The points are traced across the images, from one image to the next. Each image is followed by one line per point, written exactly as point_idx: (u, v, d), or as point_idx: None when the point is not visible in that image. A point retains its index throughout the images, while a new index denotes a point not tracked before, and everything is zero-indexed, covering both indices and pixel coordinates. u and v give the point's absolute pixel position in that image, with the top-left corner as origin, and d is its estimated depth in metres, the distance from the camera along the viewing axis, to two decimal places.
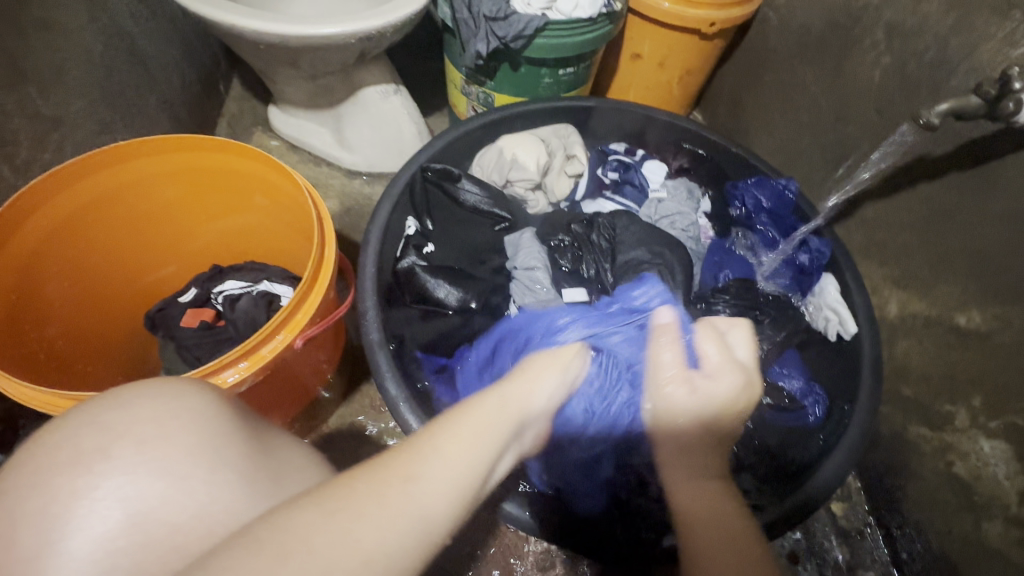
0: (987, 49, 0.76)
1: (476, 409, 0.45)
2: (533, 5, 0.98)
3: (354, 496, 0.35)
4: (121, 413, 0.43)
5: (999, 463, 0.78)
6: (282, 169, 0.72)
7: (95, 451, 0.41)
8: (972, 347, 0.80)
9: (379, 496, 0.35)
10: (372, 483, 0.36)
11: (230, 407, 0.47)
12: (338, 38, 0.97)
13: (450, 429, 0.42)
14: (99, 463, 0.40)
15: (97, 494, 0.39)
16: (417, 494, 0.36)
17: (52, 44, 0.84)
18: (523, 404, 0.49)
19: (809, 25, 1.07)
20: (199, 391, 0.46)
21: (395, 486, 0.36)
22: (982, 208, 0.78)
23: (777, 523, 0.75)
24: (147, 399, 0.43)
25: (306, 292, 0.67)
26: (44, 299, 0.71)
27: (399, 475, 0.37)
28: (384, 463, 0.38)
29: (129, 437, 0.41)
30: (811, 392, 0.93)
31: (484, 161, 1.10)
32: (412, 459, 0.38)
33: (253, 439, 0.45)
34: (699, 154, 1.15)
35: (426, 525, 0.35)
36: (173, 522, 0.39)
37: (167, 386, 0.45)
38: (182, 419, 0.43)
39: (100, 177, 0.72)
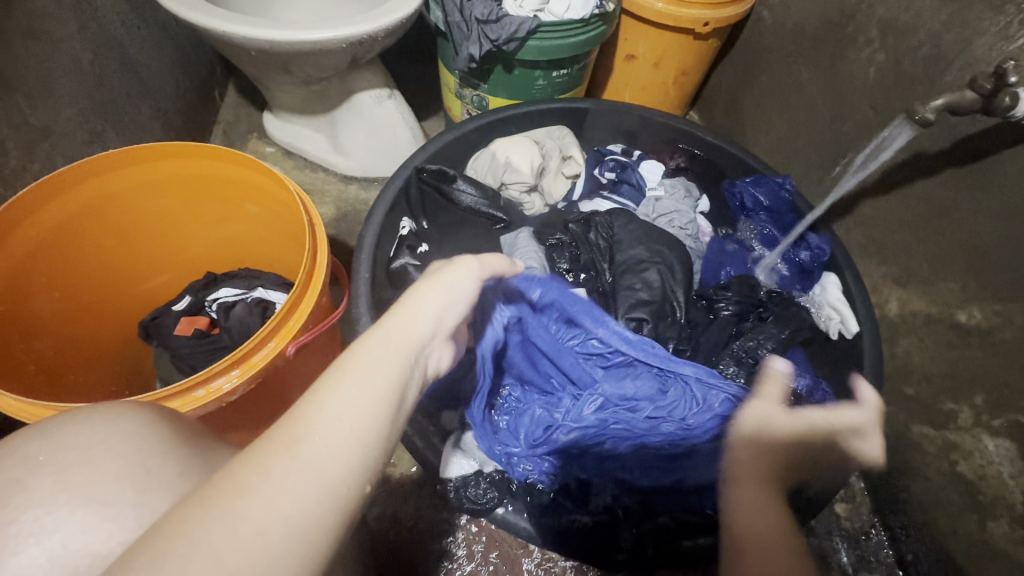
0: (982, 44, 0.75)
1: (364, 342, 0.39)
2: (525, 8, 0.99)
3: (231, 482, 0.30)
4: (52, 440, 0.39)
5: (1003, 462, 0.76)
6: (273, 175, 0.71)
7: (17, 483, 0.37)
8: (973, 345, 0.79)
9: (261, 468, 0.31)
10: (254, 460, 0.31)
11: (171, 422, 0.42)
12: (330, 43, 0.97)
13: (336, 374, 0.37)
14: (16, 496, 0.36)
15: (13, 531, 0.35)
16: (308, 453, 0.32)
17: (41, 53, 0.83)
18: (412, 329, 0.43)
19: (803, 24, 1.07)
20: (131, 410, 0.41)
21: (279, 457, 0.31)
22: (981, 204, 0.77)
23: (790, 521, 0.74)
24: (59, 429, 0.40)
25: (298, 299, 0.66)
26: (33, 310, 0.71)
27: (282, 442, 0.32)
28: (266, 435, 0.33)
29: (48, 467, 0.38)
30: (818, 389, 0.89)
31: (477, 163, 1.09)
32: (297, 420, 0.34)
33: (196, 455, 0.41)
34: (695, 153, 1.15)
35: (326, 481, 0.32)
36: (97, 552, 0.35)
37: (109, 409, 0.42)
38: (110, 442, 0.39)
39: (89, 186, 0.71)
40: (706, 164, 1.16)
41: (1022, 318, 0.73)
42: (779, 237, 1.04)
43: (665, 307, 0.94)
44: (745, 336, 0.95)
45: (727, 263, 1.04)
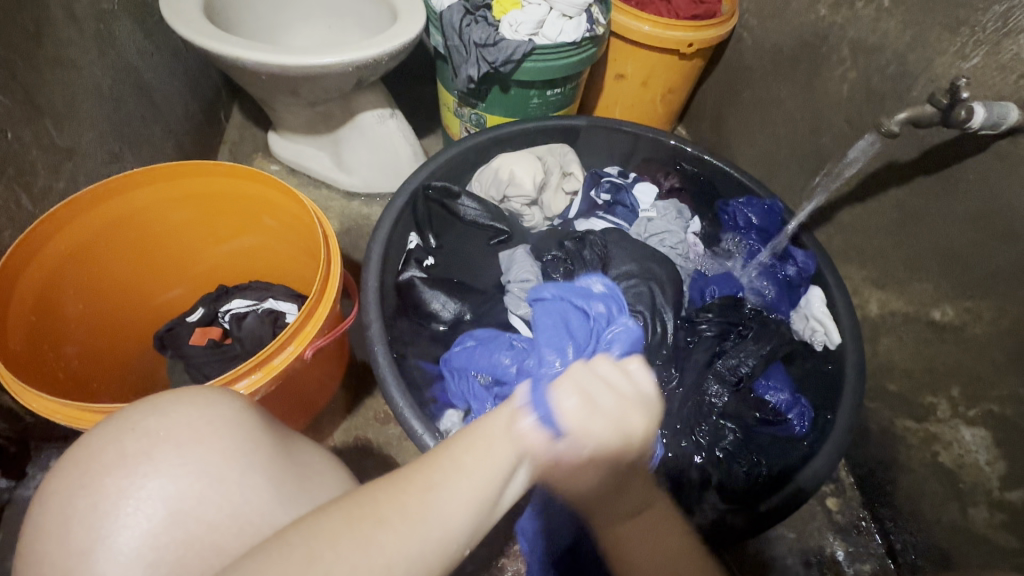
0: (942, 62, 0.82)
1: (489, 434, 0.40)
2: (520, 31, 1.04)
3: (382, 505, 0.37)
4: (162, 419, 0.44)
5: (980, 450, 0.81)
6: (291, 192, 0.75)
7: (136, 454, 0.42)
8: (948, 339, 0.84)
9: (401, 506, 0.37)
10: (394, 496, 0.37)
11: (258, 413, 0.48)
12: (337, 67, 1.02)
13: (465, 441, 0.40)
14: (142, 465, 0.42)
15: (141, 493, 0.41)
16: (437, 505, 0.37)
17: (67, 79, 0.88)
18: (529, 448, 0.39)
19: (781, 44, 1.14)
20: (228, 400, 0.47)
21: (416, 496, 0.37)
22: (949, 209, 0.83)
23: (780, 509, 0.79)
24: (175, 406, 0.45)
25: (313, 306, 0.70)
26: (61, 318, 0.75)
27: (420, 485, 0.38)
28: (408, 474, 0.39)
29: (167, 440, 0.43)
30: (797, 404, 0.95)
31: (481, 179, 1.16)
32: (416, 492, 0.37)
33: (277, 442, 0.47)
34: (691, 173, 1.21)
35: (445, 534, 0.37)
36: (210, 521, 0.41)
37: (201, 395, 0.46)
38: (213, 426, 0.44)
39: (116, 202, 0.76)
40: (699, 184, 1.21)
41: (989, 313, 0.79)
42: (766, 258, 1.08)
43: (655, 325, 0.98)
44: (725, 355, 0.97)
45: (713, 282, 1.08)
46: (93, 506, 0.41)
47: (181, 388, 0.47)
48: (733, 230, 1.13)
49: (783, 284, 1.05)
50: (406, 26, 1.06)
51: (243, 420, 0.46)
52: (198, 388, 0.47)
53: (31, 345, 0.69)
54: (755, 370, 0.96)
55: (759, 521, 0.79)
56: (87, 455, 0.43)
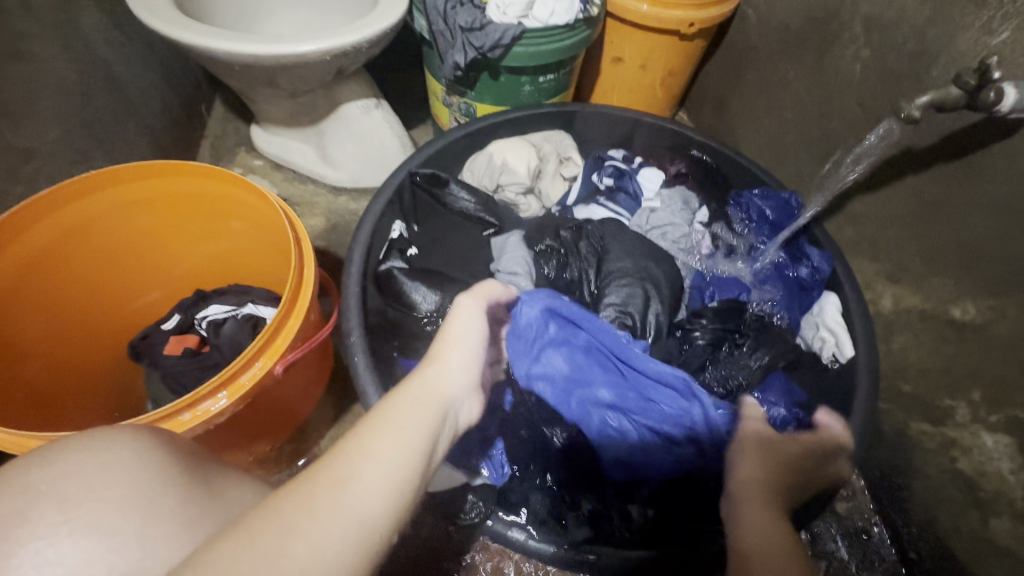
0: (965, 38, 0.75)
1: (395, 406, 0.42)
2: (508, 14, 0.97)
3: (282, 515, 0.32)
4: (46, 469, 0.39)
5: (1004, 457, 0.76)
6: (258, 191, 0.70)
7: (13, 515, 0.37)
8: (968, 339, 0.79)
9: (307, 508, 0.32)
10: (299, 501, 0.33)
11: (168, 448, 0.43)
12: (314, 55, 0.96)
13: (373, 423, 0.40)
14: (20, 528, 0.37)
15: (15, 563, 0.36)
16: (351, 499, 0.34)
17: (22, 74, 0.83)
18: (438, 386, 0.47)
19: (788, 22, 1.07)
20: (132, 434, 0.43)
21: (325, 495, 0.33)
22: (971, 199, 0.77)
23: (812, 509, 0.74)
24: (65, 451, 0.40)
25: (284, 317, 0.65)
26: (14, 336, 0.70)
27: (328, 482, 0.34)
28: (311, 475, 0.34)
29: (51, 496, 0.38)
30: (795, 421, 0.87)
31: (473, 167, 1.09)
32: (339, 463, 0.36)
33: (193, 484, 0.42)
34: (699, 159, 1.13)
35: (365, 529, 0.33)
36: None
37: (96, 436, 0.42)
38: (109, 471, 0.40)
39: (69, 211, 0.71)
40: (709, 172, 1.13)
41: (1015, 312, 0.73)
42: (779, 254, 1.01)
43: (645, 330, 0.93)
44: (717, 364, 0.92)
45: (714, 285, 1.01)
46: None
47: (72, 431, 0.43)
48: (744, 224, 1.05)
49: (796, 288, 0.98)
50: (386, 10, 1.00)
51: (149, 459, 0.41)
52: (99, 428, 0.43)
53: None
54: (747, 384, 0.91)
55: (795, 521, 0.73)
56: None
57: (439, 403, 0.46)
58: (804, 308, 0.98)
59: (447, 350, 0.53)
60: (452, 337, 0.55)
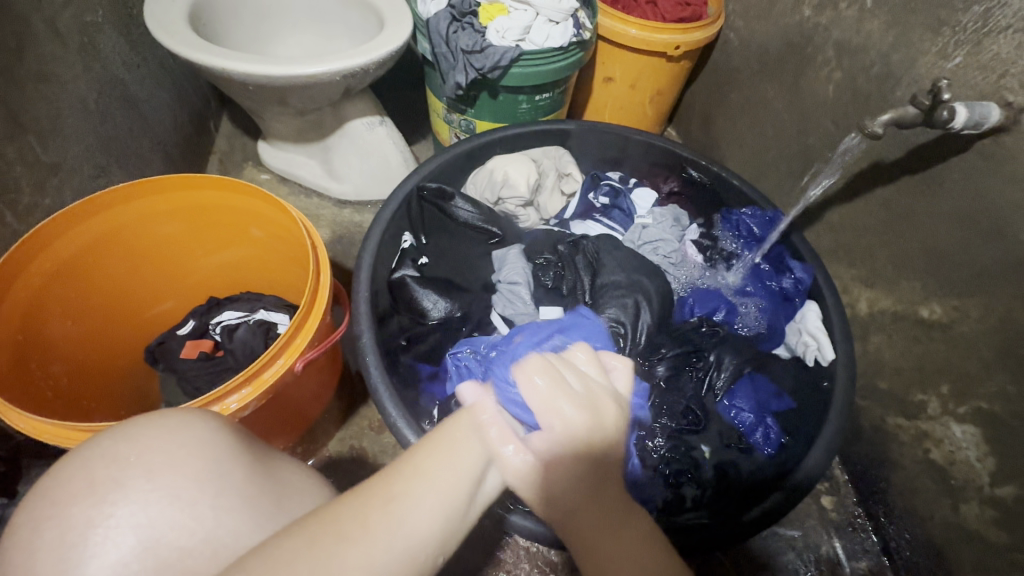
0: (925, 62, 0.83)
1: (464, 431, 0.47)
2: (507, 38, 1.04)
3: (342, 521, 0.38)
4: (132, 444, 0.44)
5: (971, 447, 0.81)
6: (276, 202, 0.76)
7: (109, 482, 0.42)
8: (936, 338, 0.85)
9: (363, 520, 0.38)
10: (358, 510, 0.39)
11: (232, 432, 0.49)
12: (324, 76, 1.02)
13: (436, 442, 0.44)
14: (112, 493, 0.41)
15: (112, 523, 0.40)
16: (404, 515, 0.39)
17: (50, 95, 0.88)
18: (509, 423, 0.50)
19: (767, 46, 1.15)
20: (201, 420, 0.48)
21: (380, 508, 0.39)
22: (934, 208, 0.83)
23: (782, 506, 0.80)
24: (146, 430, 0.45)
25: (304, 319, 0.70)
26: (47, 338, 0.74)
27: (384, 497, 0.39)
28: (370, 488, 0.40)
29: (138, 466, 0.43)
30: (761, 424, 0.94)
31: (476, 180, 1.15)
32: (398, 480, 0.41)
33: (250, 460, 0.47)
34: (692, 178, 1.19)
35: (410, 544, 0.38)
36: (182, 546, 0.40)
37: (173, 419, 0.47)
38: (186, 448, 0.44)
39: (99, 220, 0.76)
40: (698, 190, 1.20)
41: (976, 311, 0.79)
42: (762, 265, 1.09)
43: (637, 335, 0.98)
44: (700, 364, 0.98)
45: (692, 296, 1.08)
46: (61, 538, 0.40)
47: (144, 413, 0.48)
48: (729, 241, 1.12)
49: (780, 298, 1.06)
50: (393, 33, 1.06)
51: (218, 440, 0.46)
52: (173, 412, 0.48)
53: (16, 365, 0.68)
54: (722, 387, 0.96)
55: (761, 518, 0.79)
56: (53, 485, 0.42)
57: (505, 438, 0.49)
58: (789, 316, 1.05)
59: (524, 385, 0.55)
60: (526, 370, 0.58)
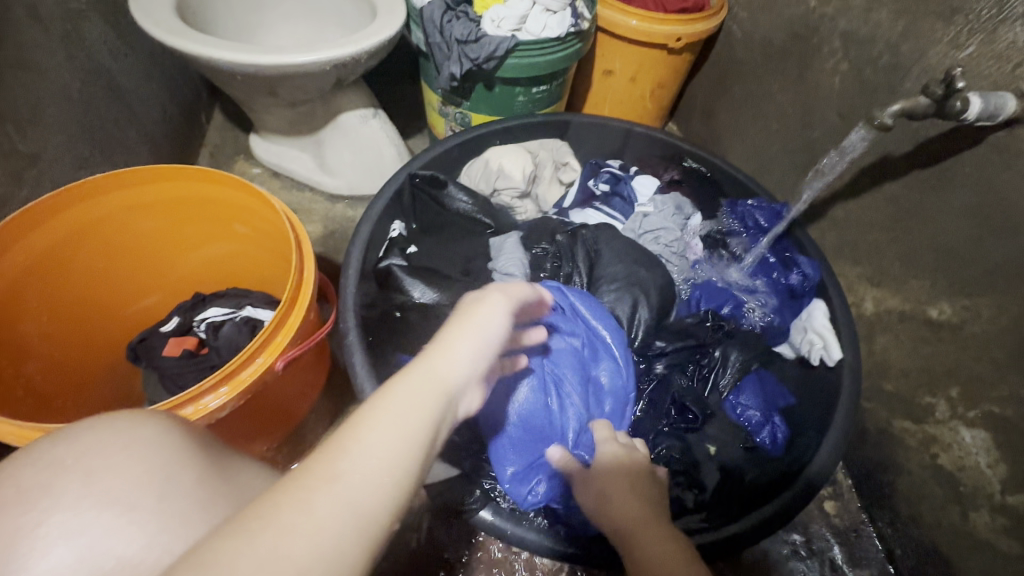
0: (936, 52, 0.79)
1: (403, 391, 0.39)
2: (502, 27, 1.01)
3: (267, 518, 0.29)
4: (72, 445, 0.39)
5: (981, 452, 0.78)
6: (260, 195, 0.73)
7: (40, 487, 0.37)
8: (945, 339, 0.82)
9: (302, 510, 0.30)
10: (286, 501, 0.30)
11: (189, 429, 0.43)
12: (314, 66, 0.99)
13: (372, 412, 0.37)
14: (45, 499, 0.37)
15: (42, 532, 0.36)
16: (347, 492, 0.32)
17: (29, 82, 0.85)
18: (445, 371, 0.42)
19: (771, 37, 1.11)
20: (147, 421, 0.41)
21: (318, 491, 0.31)
22: (945, 203, 0.80)
23: (789, 508, 0.78)
24: (89, 431, 0.40)
25: (285, 314, 0.67)
26: (19, 334, 0.71)
27: (321, 478, 0.32)
28: (296, 476, 0.32)
29: (76, 470, 0.38)
30: (768, 424, 0.92)
31: (471, 170, 1.12)
32: (331, 458, 0.33)
33: (206, 461, 0.41)
34: (694, 168, 1.16)
35: (364, 520, 0.31)
36: (121, 555, 0.34)
37: (119, 417, 0.41)
38: (133, 448, 0.39)
39: (76, 212, 0.73)
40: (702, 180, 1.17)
41: (988, 311, 0.76)
42: (768, 258, 1.05)
43: (632, 331, 0.96)
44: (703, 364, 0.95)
45: (697, 291, 1.06)
46: None
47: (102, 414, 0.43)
48: (734, 231, 1.09)
49: (786, 295, 1.02)
50: (385, 21, 1.03)
51: (173, 438, 0.41)
52: (123, 410, 0.42)
53: None
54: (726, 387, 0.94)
55: (771, 519, 0.77)
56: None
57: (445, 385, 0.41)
58: (796, 313, 1.01)
59: (450, 334, 0.46)
60: (454, 317, 0.48)
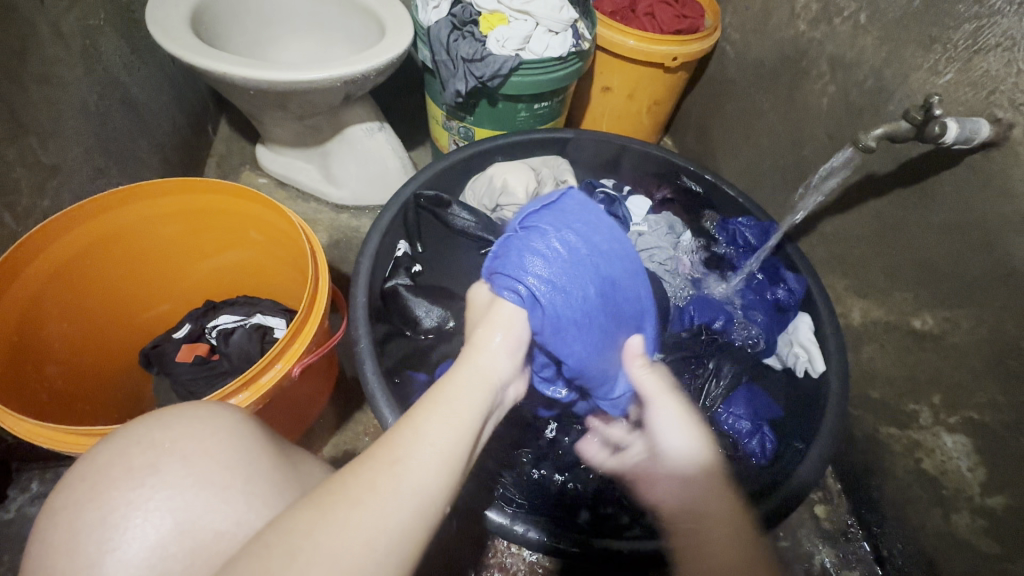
0: (917, 77, 0.84)
1: (453, 392, 0.50)
2: (507, 47, 1.05)
3: (347, 487, 0.40)
4: (166, 431, 0.45)
5: (962, 457, 0.82)
6: (277, 207, 0.76)
7: (144, 466, 0.43)
8: (928, 348, 0.86)
9: (370, 482, 0.40)
10: (364, 475, 0.41)
11: (258, 423, 0.50)
12: (324, 82, 1.02)
13: (428, 409, 0.47)
14: (149, 478, 0.43)
15: (150, 505, 0.41)
16: (405, 473, 0.41)
17: (50, 96, 0.88)
18: (484, 378, 0.53)
19: (763, 58, 1.16)
20: (232, 413, 0.49)
21: (384, 471, 0.41)
22: (926, 220, 0.85)
23: (774, 515, 0.80)
24: (178, 421, 0.46)
25: (302, 323, 0.70)
26: (44, 338, 0.74)
27: (385, 460, 0.42)
28: (371, 454, 0.43)
29: (174, 452, 0.44)
30: (761, 432, 0.96)
31: (474, 187, 1.16)
32: (394, 445, 0.43)
33: (276, 452, 0.48)
34: (693, 190, 1.20)
35: (419, 499, 0.41)
36: (217, 529, 0.41)
37: (200, 410, 0.48)
38: (218, 437, 0.46)
39: (100, 221, 0.76)
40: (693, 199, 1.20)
41: (968, 322, 0.80)
42: (756, 274, 1.09)
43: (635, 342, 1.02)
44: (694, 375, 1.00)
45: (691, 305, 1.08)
46: (101, 519, 0.41)
47: (173, 405, 0.49)
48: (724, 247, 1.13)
49: (773, 309, 1.05)
50: (394, 40, 1.07)
51: (245, 430, 0.48)
52: (200, 403, 0.49)
53: (13, 368, 0.68)
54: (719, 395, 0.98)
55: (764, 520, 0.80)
56: (92, 468, 0.44)
57: (489, 381, 0.53)
58: (783, 327, 1.05)
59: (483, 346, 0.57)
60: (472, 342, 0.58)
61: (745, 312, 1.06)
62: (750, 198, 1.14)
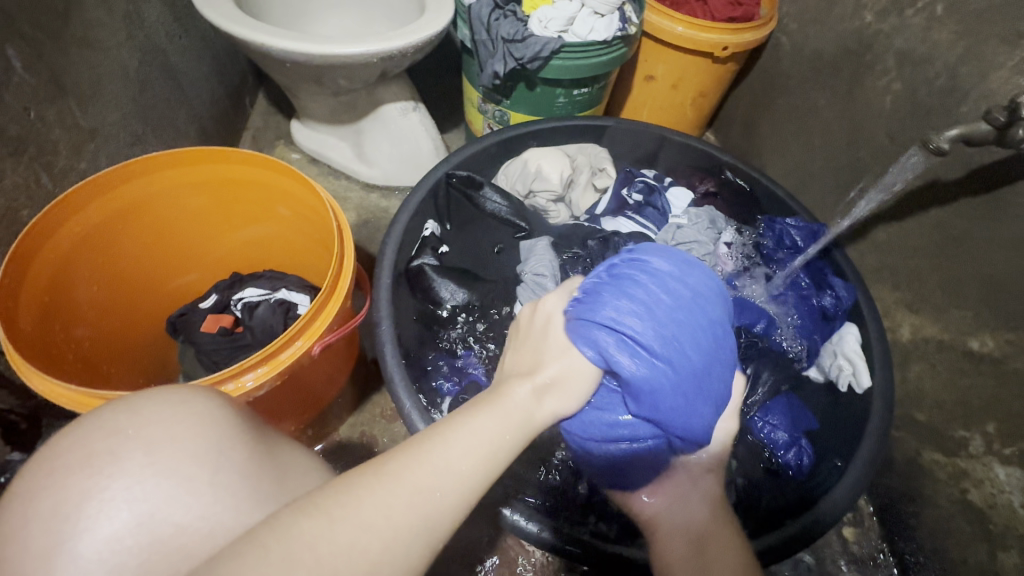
0: (998, 77, 0.77)
1: (482, 418, 0.45)
2: (549, 28, 1.02)
3: (363, 504, 0.37)
4: (132, 416, 0.44)
5: (1014, 491, 0.77)
6: (306, 182, 0.74)
7: (106, 453, 0.42)
8: (985, 372, 0.80)
9: (388, 508, 0.37)
10: (379, 494, 0.38)
11: (234, 409, 0.48)
12: (361, 57, 1.00)
13: (452, 429, 0.44)
14: (109, 466, 0.42)
15: (107, 495, 0.41)
16: (427, 498, 0.39)
17: (91, 60, 0.88)
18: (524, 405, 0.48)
19: (822, 50, 1.09)
20: (202, 397, 0.47)
21: (403, 496, 0.38)
22: (993, 234, 0.78)
23: (799, 538, 0.76)
24: (147, 407, 0.45)
25: (324, 302, 0.69)
26: (74, 302, 0.75)
27: (406, 484, 0.39)
28: (392, 470, 0.39)
29: (135, 440, 0.43)
30: (796, 444, 0.90)
31: (508, 171, 1.13)
32: (416, 463, 0.40)
33: (253, 442, 0.47)
34: (734, 184, 1.14)
35: (428, 522, 0.38)
36: (177, 522, 0.41)
37: (171, 394, 0.46)
38: (187, 424, 0.44)
39: (133, 187, 0.76)
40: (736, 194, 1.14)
41: None
42: (802, 278, 1.03)
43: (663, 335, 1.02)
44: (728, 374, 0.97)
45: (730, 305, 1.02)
46: (55, 508, 0.40)
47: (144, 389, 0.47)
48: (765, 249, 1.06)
49: (818, 315, 0.99)
50: (434, 17, 1.04)
51: (218, 417, 0.46)
52: (173, 387, 0.47)
53: (42, 333, 0.68)
54: (758, 402, 0.94)
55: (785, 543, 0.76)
56: (53, 455, 0.42)
57: (528, 418, 0.47)
58: (826, 336, 0.99)
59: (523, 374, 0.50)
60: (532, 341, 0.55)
61: (787, 317, 1.02)
62: (795, 198, 1.08)
